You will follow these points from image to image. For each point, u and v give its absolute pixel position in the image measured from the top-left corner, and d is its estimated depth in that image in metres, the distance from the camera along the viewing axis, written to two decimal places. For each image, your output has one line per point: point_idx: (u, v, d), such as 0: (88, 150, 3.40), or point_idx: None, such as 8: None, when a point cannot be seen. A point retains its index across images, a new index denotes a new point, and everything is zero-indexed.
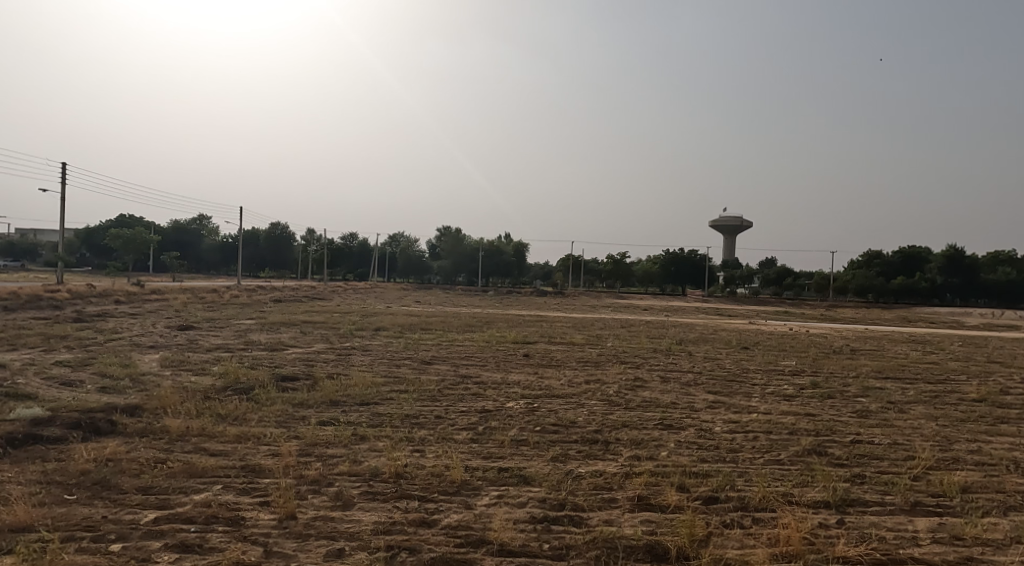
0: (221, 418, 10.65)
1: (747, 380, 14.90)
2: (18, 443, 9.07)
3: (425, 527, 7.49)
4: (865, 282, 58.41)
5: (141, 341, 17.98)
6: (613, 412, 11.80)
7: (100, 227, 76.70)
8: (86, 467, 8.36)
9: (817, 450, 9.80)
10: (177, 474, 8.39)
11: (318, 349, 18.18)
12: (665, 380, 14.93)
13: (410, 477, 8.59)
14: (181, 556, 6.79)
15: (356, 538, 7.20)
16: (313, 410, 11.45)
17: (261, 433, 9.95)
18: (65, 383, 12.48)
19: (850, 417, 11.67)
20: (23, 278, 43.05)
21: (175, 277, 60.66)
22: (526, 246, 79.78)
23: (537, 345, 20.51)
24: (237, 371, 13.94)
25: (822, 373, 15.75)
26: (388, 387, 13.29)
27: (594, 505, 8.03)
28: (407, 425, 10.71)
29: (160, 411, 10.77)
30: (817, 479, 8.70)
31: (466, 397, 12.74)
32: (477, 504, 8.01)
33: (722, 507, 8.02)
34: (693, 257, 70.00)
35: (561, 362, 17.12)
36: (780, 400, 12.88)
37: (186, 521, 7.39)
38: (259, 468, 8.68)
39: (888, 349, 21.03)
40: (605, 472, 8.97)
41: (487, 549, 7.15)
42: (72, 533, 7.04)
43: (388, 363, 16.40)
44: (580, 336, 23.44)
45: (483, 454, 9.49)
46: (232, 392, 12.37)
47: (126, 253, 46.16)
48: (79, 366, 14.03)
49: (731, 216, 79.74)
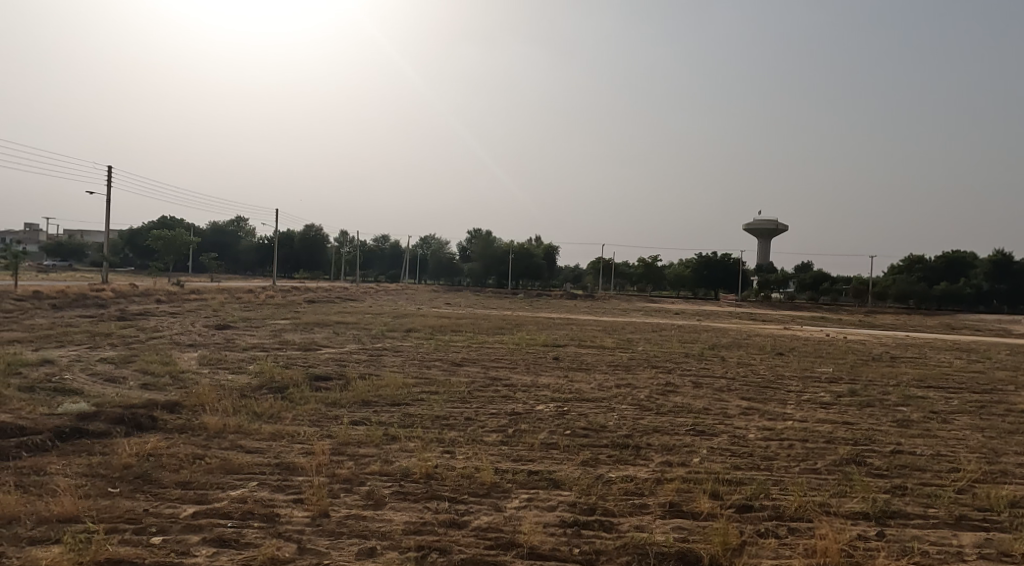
0: (256, 416, 10.84)
1: (783, 387, 14.68)
2: (66, 436, 9.33)
3: (455, 529, 7.52)
4: (907, 287, 57.05)
5: (180, 339, 18.29)
6: (643, 417, 11.74)
7: (143, 228, 78.90)
8: (129, 462, 8.56)
9: (856, 460, 9.63)
10: (214, 471, 8.55)
11: (350, 350, 18.42)
12: (697, 385, 14.81)
13: (441, 478, 8.64)
14: (219, 551, 6.91)
15: (387, 537, 7.26)
16: (345, 410, 11.56)
17: (295, 432, 10.09)
18: (110, 379, 12.81)
19: (891, 427, 11.44)
20: (70, 278, 44.25)
21: (213, 278, 61.97)
22: (556, 248, 79.88)
23: (568, 348, 20.55)
24: (272, 371, 14.10)
25: (861, 381, 15.43)
26: (420, 388, 13.43)
27: (625, 511, 7.98)
28: (437, 426, 10.80)
29: (198, 408, 10.97)
30: (857, 490, 8.53)
31: (496, 399, 12.77)
32: (508, 507, 8.03)
33: (757, 516, 7.92)
34: (727, 261, 68.43)
35: (591, 366, 17.09)
36: (816, 408, 12.66)
37: (224, 516, 7.53)
38: (291, 466, 8.80)
39: (932, 356, 20.63)
40: (636, 477, 8.92)
41: (517, 551, 7.16)
42: (115, 526, 7.19)
43: (418, 364, 16.53)
44: (611, 339, 23.43)
45: (512, 457, 9.51)
46: (267, 391, 12.55)
47: (166, 254, 46.87)
48: (122, 363, 14.35)
49: (764, 219, 78.86)
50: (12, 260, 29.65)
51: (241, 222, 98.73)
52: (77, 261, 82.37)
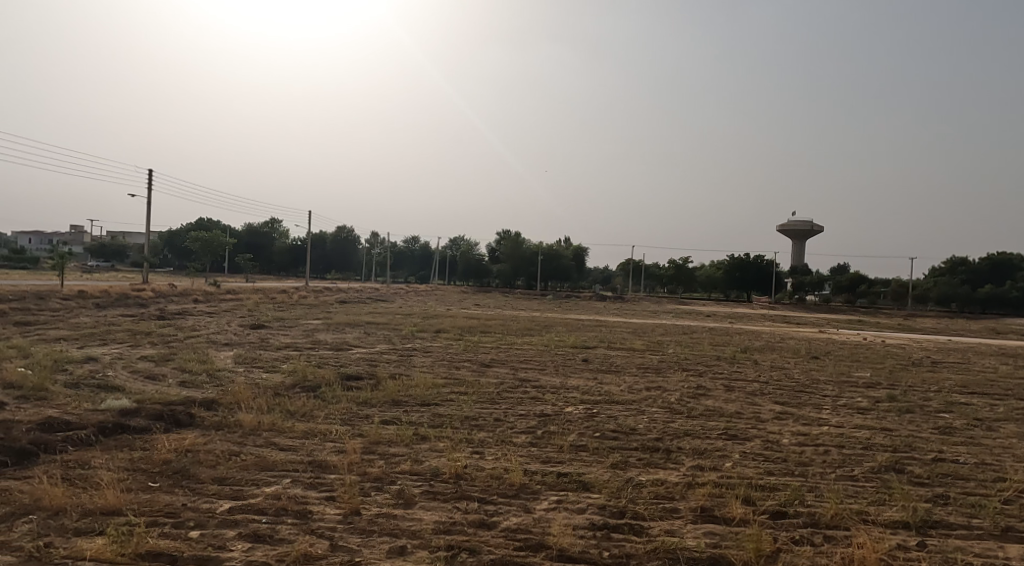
0: (290, 414, 10.99)
1: (818, 391, 14.44)
2: (108, 431, 9.55)
3: (485, 529, 7.53)
4: (949, 290, 55.85)
5: (217, 338, 18.62)
6: (674, 420, 11.65)
7: (182, 230, 80.58)
8: (168, 457, 8.73)
9: (895, 467, 9.44)
10: (250, 467, 8.67)
11: (381, 350, 18.55)
12: (729, 389, 14.64)
13: (470, 479, 8.66)
14: (254, 546, 7.01)
15: (417, 536, 7.31)
16: (376, 409, 11.65)
17: (327, 430, 10.21)
18: (150, 377, 13.10)
19: (932, 434, 11.20)
20: (112, 278, 45.42)
21: (248, 278, 63.10)
22: (585, 250, 79.69)
23: (597, 350, 20.47)
24: (305, 370, 14.27)
25: (900, 387, 15.10)
26: (449, 389, 13.48)
27: (655, 515, 7.92)
28: (466, 427, 10.84)
29: (234, 406, 11.15)
30: (896, 499, 8.35)
31: (525, 401, 12.76)
32: (537, 508, 8.01)
33: (792, 523, 7.80)
34: (760, 263, 67.46)
35: (621, 368, 17.00)
36: (853, 413, 12.44)
37: (259, 512, 7.63)
38: (324, 464, 8.89)
39: (975, 362, 20.08)
40: (667, 481, 8.85)
41: (546, 553, 7.14)
42: (155, 519, 7.34)
43: (447, 365, 16.57)
44: (641, 341, 23.26)
45: (541, 458, 9.50)
46: (300, 390, 12.71)
47: (203, 255, 47.81)
48: (161, 361, 14.66)
49: (799, 220, 77.67)
50: (57, 261, 30.47)
51: (276, 224, 100.31)
52: (119, 262, 84.37)
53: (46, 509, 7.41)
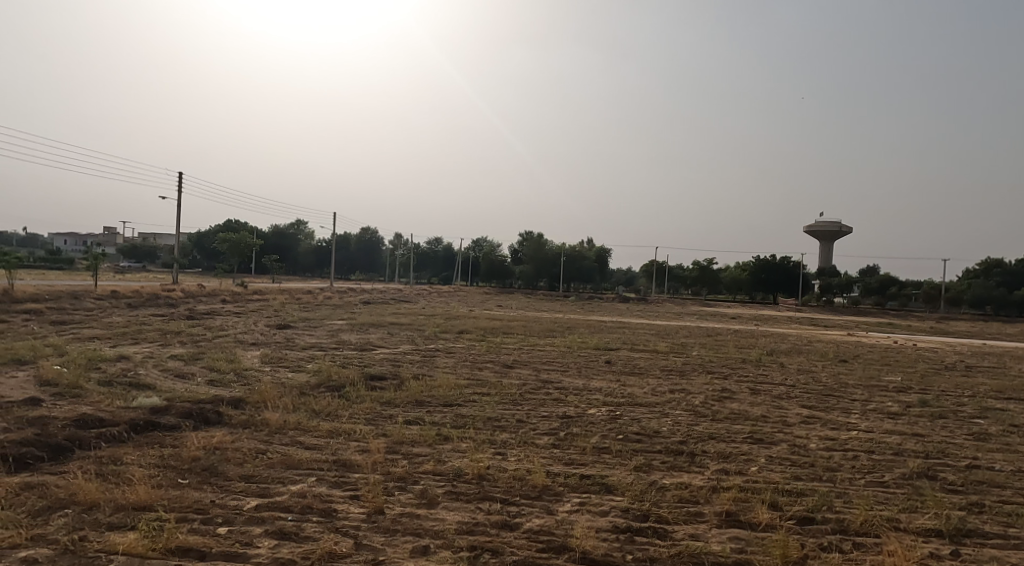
0: (315, 413, 11.08)
1: (847, 395, 14.22)
2: (140, 428, 9.69)
3: (508, 530, 7.52)
4: (983, 293, 54.54)
5: (244, 338, 18.83)
6: (699, 424, 11.54)
7: (210, 231, 81.74)
8: (197, 454, 8.83)
9: (927, 474, 9.26)
10: (276, 465, 8.75)
11: (404, 350, 18.61)
12: (755, 392, 14.48)
13: (493, 479, 8.66)
14: (280, 543, 7.06)
15: (440, 536, 7.31)
16: (400, 409, 11.70)
17: (352, 429, 10.27)
18: (180, 375, 13.29)
19: (965, 440, 10.97)
20: (143, 278, 46.16)
21: (274, 278, 63.76)
22: (608, 252, 79.53)
23: (621, 352, 20.37)
24: (329, 369, 14.38)
25: (932, 391, 14.81)
26: (472, 390, 13.49)
27: (679, 519, 7.85)
28: (489, 428, 10.83)
29: (260, 404, 11.26)
30: (928, 506, 8.20)
31: (548, 402, 12.73)
32: (560, 510, 7.98)
33: (820, 529, 7.69)
34: (786, 264, 66.74)
35: (644, 370, 16.89)
36: (883, 418, 12.23)
37: (285, 510, 7.69)
38: (349, 463, 8.94)
39: (1010, 367, 19.63)
40: (691, 484, 8.77)
41: (569, 555, 7.11)
42: (185, 515, 7.42)
43: (470, 365, 16.59)
44: (665, 343, 23.09)
45: (565, 460, 9.47)
46: (325, 389, 12.81)
47: (231, 256, 48.44)
48: (190, 360, 14.86)
49: (827, 222, 76.67)
50: (91, 262, 31.04)
51: (301, 225, 101.25)
52: (150, 263, 85.78)
53: (80, 504, 7.54)
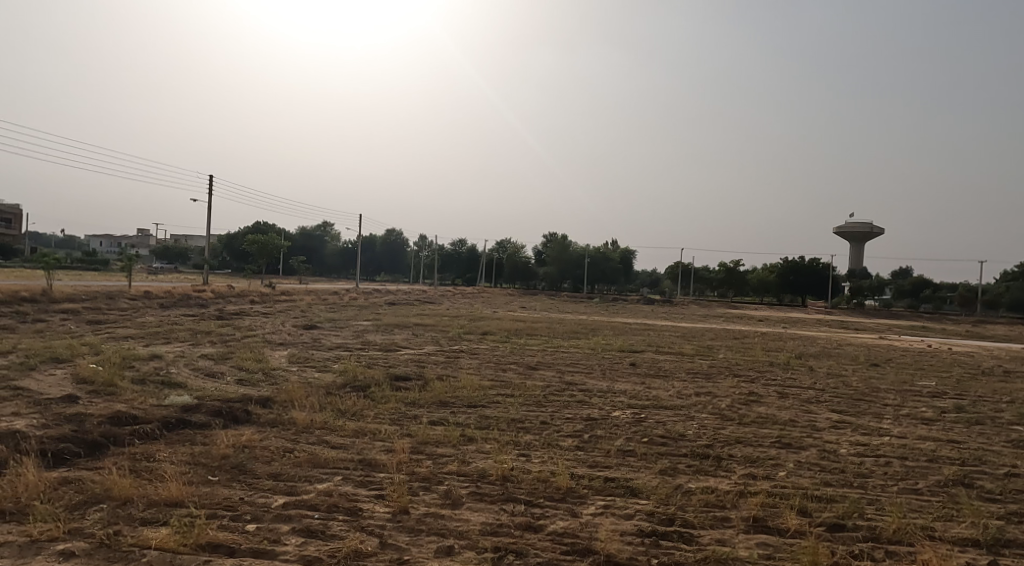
0: (341, 413, 11.14)
1: (878, 400, 13.97)
2: (171, 425, 9.82)
3: (532, 532, 7.48)
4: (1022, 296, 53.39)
5: (272, 338, 19.02)
6: (725, 427, 11.41)
7: (239, 233, 82.82)
8: (226, 452, 8.92)
9: (964, 482, 9.05)
10: (302, 464, 8.80)
11: (429, 351, 18.65)
12: (783, 395, 14.29)
13: (517, 481, 8.62)
14: (307, 541, 7.09)
15: (465, 536, 7.30)
16: (424, 410, 11.72)
17: (377, 429, 10.30)
18: (210, 374, 13.45)
19: (1003, 447, 10.70)
20: (175, 279, 46.90)
21: (302, 280, 64.39)
22: (633, 253, 79.15)
23: (646, 354, 20.22)
24: (355, 370, 14.45)
25: (968, 397, 14.49)
26: (496, 391, 13.47)
27: (706, 524, 7.75)
28: (513, 429, 10.80)
29: (288, 404, 11.35)
30: (964, 514, 8.01)
31: (572, 404, 12.67)
32: (585, 513, 7.93)
33: (851, 536, 7.55)
34: (815, 266, 65.93)
35: (669, 373, 16.74)
36: (916, 424, 11.98)
37: (312, 508, 7.73)
38: (374, 463, 8.96)
39: None
40: (718, 489, 8.65)
41: (593, 558, 7.05)
42: (215, 512, 7.49)
43: (494, 367, 16.58)
44: (691, 346, 22.88)
45: (589, 463, 9.40)
46: (351, 389, 12.87)
47: (259, 258, 49.02)
48: (220, 359, 15.05)
49: (857, 224, 75.55)
50: (126, 262, 31.60)
51: (327, 227, 102.16)
52: (181, 264, 87.15)
53: (114, 499, 7.64)
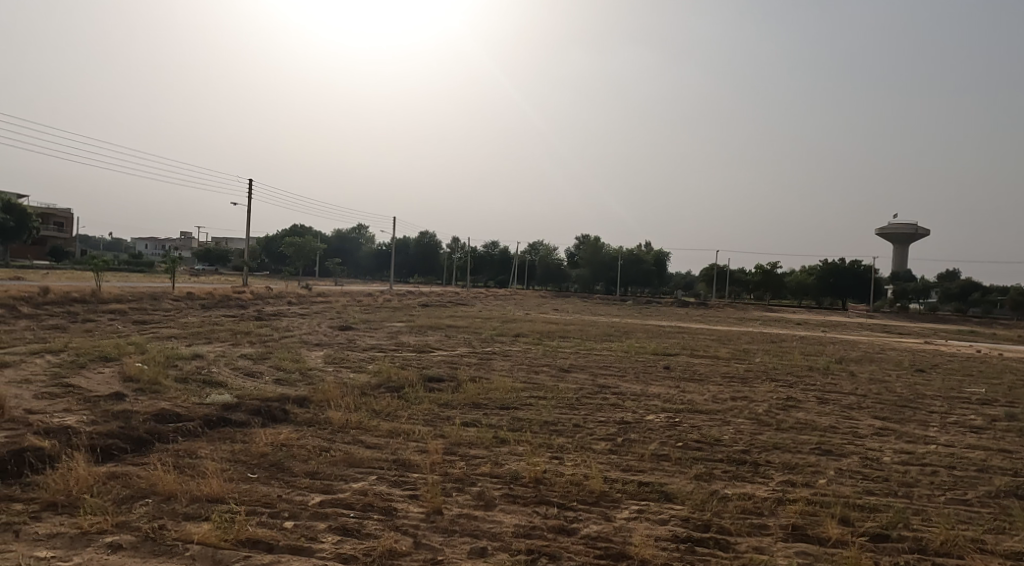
0: (375, 413, 11.18)
1: (923, 407, 13.58)
2: (212, 423, 9.97)
3: (565, 535, 7.40)
4: None
5: (308, 339, 19.23)
6: (762, 433, 11.20)
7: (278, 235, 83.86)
8: (264, 450, 9.01)
9: (1016, 493, 8.74)
10: (338, 463, 8.84)
11: (462, 352, 18.66)
12: (823, 401, 13.98)
13: (550, 484, 8.55)
14: (342, 539, 7.11)
15: (498, 538, 7.25)
16: (457, 411, 11.71)
17: (411, 430, 10.32)
18: (249, 373, 13.64)
19: None
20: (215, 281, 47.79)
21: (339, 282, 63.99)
22: (666, 256, 78.51)
23: (681, 358, 19.98)
24: (389, 370, 14.52)
25: (1018, 404, 14.01)
26: (529, 393, 13.41)
27: (743, 531, 7.59)
28: (546, 431, 10.73)
29: (324, 403, 11.43)
30: (1016, 527, 7.73)
31: (605, 407, 12.56)
32: (619, 517, 7.83)
33: (895, 547, 7.33)
34: (856, 268, 64.90)
35: (704, 377, 16.51)
36: (963, 432, 11.62)
37: (347, 506, 7.76)
38: (408, 463, 8.97)
39: None
40: (755, 495, 8.48)
41: (628, 563, 6.94)
42: (253, 508, 7.56)
43: (527, 369, 16.52)
44: (727, 349, 22.56)
45: (623, 466, 9.29)
46: (385, 390, 12.93)
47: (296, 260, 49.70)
48: (259, 359, 15.26)
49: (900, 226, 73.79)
50: (169, 264, 32.25)
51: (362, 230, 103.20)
52: (222, 265, 88.72)
53: (158, 494, 7.76)
